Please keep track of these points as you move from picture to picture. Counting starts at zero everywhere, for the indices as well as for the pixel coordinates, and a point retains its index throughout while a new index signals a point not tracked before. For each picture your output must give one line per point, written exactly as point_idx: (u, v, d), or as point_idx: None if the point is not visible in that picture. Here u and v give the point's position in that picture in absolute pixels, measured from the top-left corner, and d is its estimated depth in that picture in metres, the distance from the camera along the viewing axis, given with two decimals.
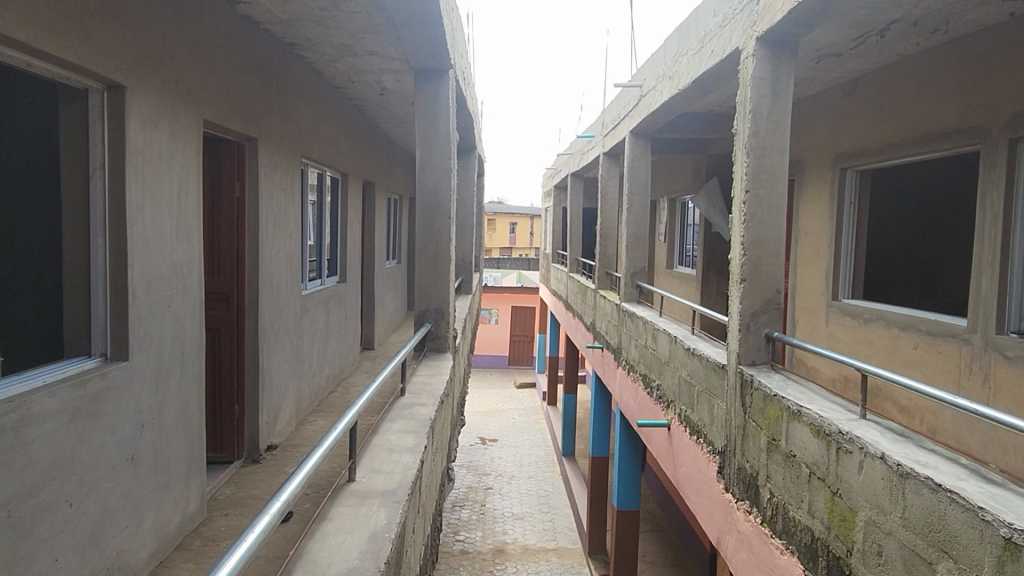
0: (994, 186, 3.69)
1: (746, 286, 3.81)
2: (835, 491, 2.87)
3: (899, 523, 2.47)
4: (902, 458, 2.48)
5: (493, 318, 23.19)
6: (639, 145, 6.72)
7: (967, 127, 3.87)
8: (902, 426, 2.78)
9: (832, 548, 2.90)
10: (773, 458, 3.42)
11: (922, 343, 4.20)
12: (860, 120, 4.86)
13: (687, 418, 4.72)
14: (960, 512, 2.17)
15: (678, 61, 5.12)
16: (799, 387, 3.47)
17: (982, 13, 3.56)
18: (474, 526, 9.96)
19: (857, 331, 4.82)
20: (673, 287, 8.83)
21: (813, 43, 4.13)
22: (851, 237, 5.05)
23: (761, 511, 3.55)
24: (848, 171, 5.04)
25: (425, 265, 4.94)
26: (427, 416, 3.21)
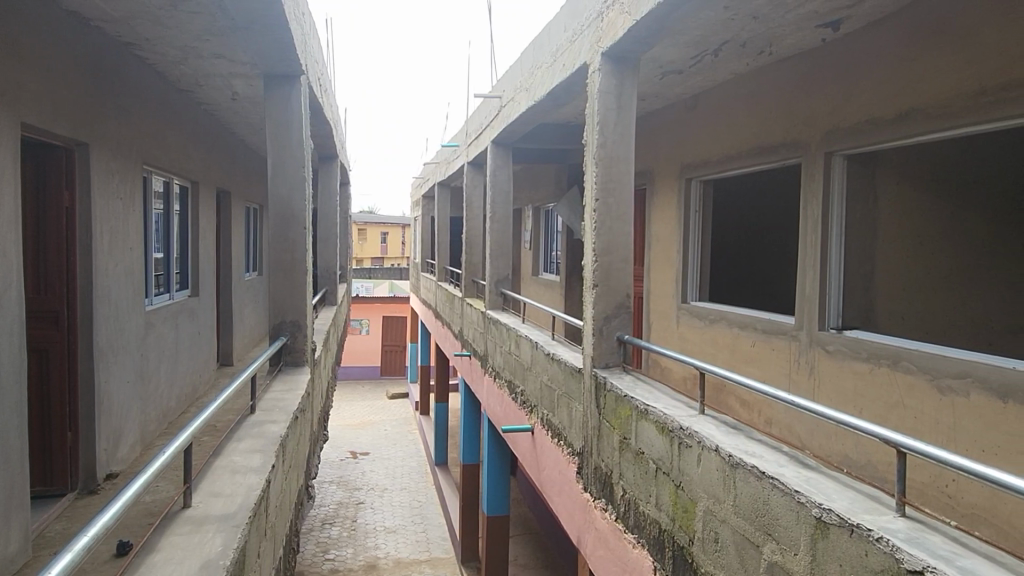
0: (812, 196, 4.04)
1: (598, 291, 3.96)
2: (678, 484, 3.03)
3: (731, 511, 2.65)
4: (733, 449, 2.66)
5: (363, 329, 22.82)
6: (500, 155, 6.83)
7: (790, 141, 4.24)
8: (735, 419, 2.99)
9: (676, 539, 3.06)
10: (624, 456, 3.57)
11: (758, 340, 4.53)
12: (701, 134, 5.19)
13: (548, 421, 4.81)
14: (780, 496, 2.36)
15: (533, 73, 5.27)
16: (647, 386, 3.64)
17: (800, 39, 3.92)
18: (344, 543, 9.69)
19: (703, 331, 5.14)
20: (539, 294, 9.03)
21: (656, 60, 4.38)
22: (696, 243, 5.36)
23: (615, 508, 3.69)
24: (692, 181, 5.36)
25: (280, 276, 4.76)
26: (277, 432, 3.10)
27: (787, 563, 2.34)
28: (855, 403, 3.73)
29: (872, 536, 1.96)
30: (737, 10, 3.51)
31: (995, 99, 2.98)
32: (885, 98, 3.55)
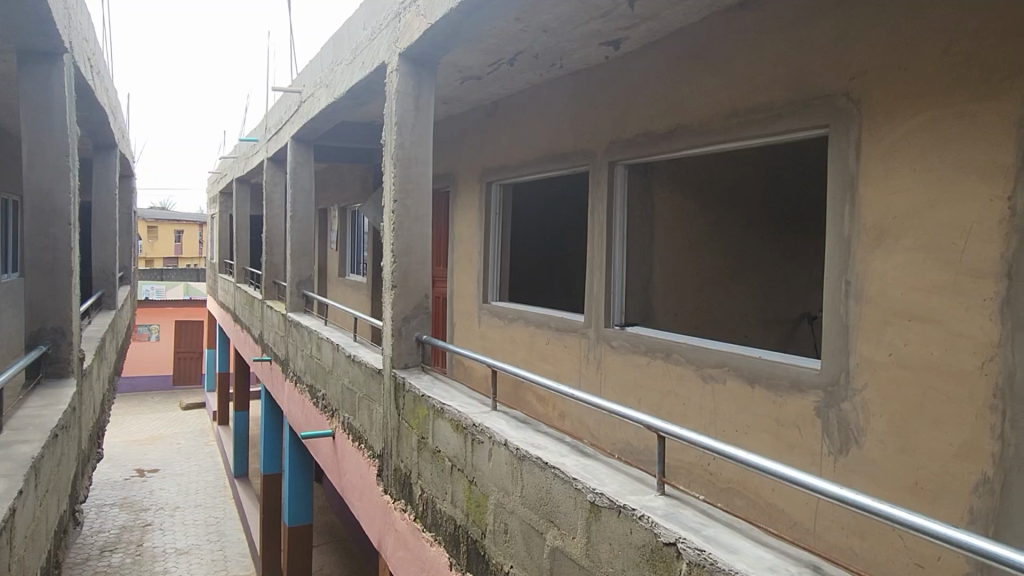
0: (599, 202, 4.32)
1: (397, 292, 3.96)
2: (471, 479, 3.11)
3: (518, 502, 2.76)
4: (520, 442, 2.78)
5: (153, 336, 20.96)
6: (302, 152, 6.57)
7: (579, 150, 4.51)
8: (524, 414, 3.12)
9: (470, 533, 3.13)
10: (422, 455, 3.60)
11: (552, 338, 4.77)
12: (501, 140, 5.36)
13: (349, 425, 4.73)
14: (561, 484, 2.50)
15: (333, 70, 5.14)
16: (444, 385, 3.70)
17: (587, 54, 4.18)
18: (128, 570, 8.85)
19: (503, 330, 5.32)
20: (345, 295, 8.84)
21: (455, 65, 4.45)
22: (497, 244, 5.54)
23: (414, 508, 3.70)
24: (493, 184, 5.52)
25: (39, 278, 4.24)
26: (29, 454, 2.76)
27: (566, 547, 2.48)
28: (635, 394, 4.04)
29: (635, 515, 2.14)
30: (528, 22, 3.66)
31: (745, 120, 3.38)
32: (659, 114, 3.89)
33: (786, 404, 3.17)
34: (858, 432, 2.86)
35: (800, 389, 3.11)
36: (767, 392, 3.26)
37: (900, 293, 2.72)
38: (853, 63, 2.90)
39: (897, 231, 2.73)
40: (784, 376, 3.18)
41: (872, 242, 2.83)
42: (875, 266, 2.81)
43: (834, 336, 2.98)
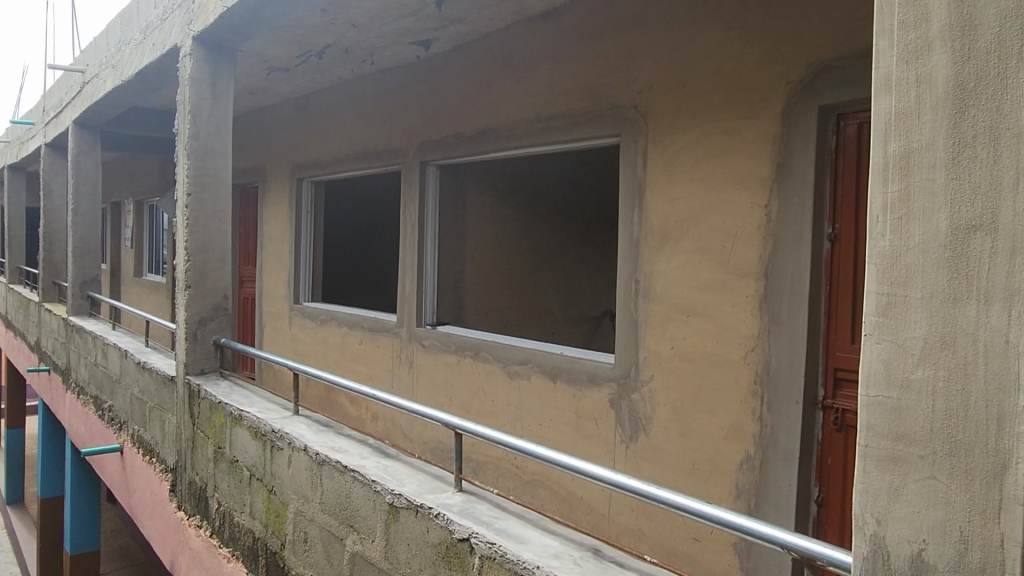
0: (411, 201, 4.29)
1: (192, 293, 3.70)
2: (270, 488, 2.97)
3: (318, 509, 2.67)
4: (320, 447, 2.69)
5: None
6: (86, 139, 5.93)
7: (391, 149, 4.46)
8: (327, 417, 3.03)
9: (269, 545, 2.99)
10: (218, 466, 3.38)
11: (365, 339, 4.68)
12: (312, 135, 5.18)
13: (139, 437, 4.33)
14: (360, 487, 2.45)
15: (121, 50, 4.69)
16: (244, 391, 3.50)
17: (398, 52, 4.14)
18: None
19: (314, 332, 5.14)
20: (141, 298, 8.12)
21: (259, 54, 4.23)
22: (308, 244, 5.35)
23: (210, 523, 3.47)
24: (304, 181, 5.32)
25: None
26: None
27: (365, 551, 2.43)
28: (446, 393, 4.07)
29: (431, 513, 2.14)
30: (335, 15, 3.55)
31: (547, 125, 3.52)
32: (469, 116, 3.95)
33: (584, 397, 3.35)
34: (646, 420, 3.09)
35: (596, 382, 3.30)
36: (567, 387, 3.42)
37: (680, 290, 2.96)
38: (641, 78, 3.12)
39: (678, 233, 2.97)
40: (581, 370, 3.35)
41: (657, 244, 3.06)
42: (659, 265, 3.05)
43: (624, 332, 3.19)
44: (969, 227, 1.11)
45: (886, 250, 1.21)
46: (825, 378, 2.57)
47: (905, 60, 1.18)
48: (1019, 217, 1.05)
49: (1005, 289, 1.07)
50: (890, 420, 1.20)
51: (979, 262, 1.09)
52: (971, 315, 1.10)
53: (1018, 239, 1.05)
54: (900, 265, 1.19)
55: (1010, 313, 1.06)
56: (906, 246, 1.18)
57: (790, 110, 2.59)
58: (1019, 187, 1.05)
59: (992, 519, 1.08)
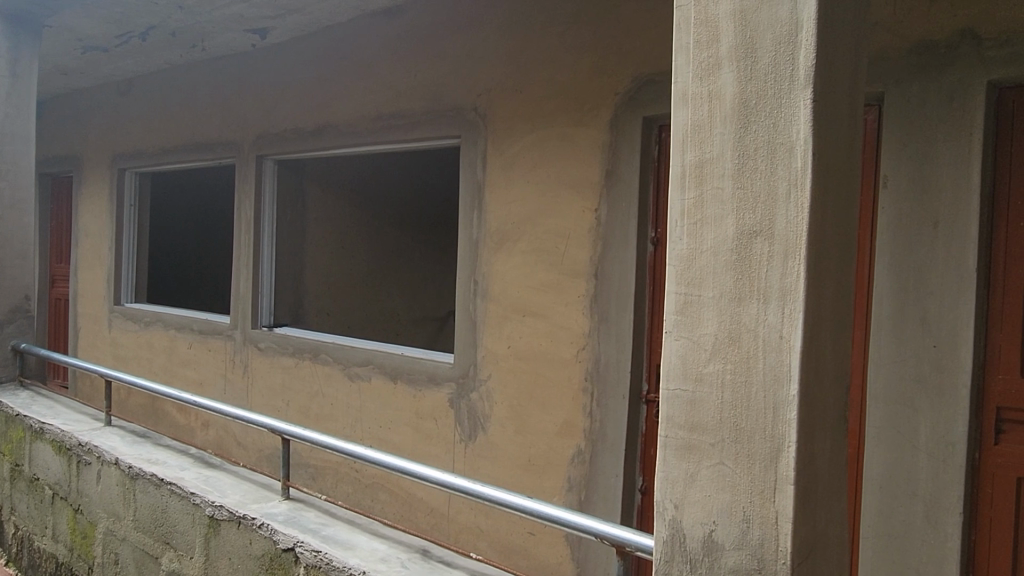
0: (245, 196, 4.04)
1: None
2: (77, 508, 2.71)
3: (131, 527, 2.47)
4: (134, 459, 2.49)
5: None
6: None
7: (225, 141, 4.22)
8: (143, 427, 2.81)
9: (74, 570, 2.72)
10: (15, 486, 3.04)
11: (195, 343, 4.39)
12: (135, 122, 4.79)
13: None
14: (177, 501, 2.29)
15: None
16: (47, 402, 3.17)
17: (231, 39, 3.91)
18: None
19: (138, 335, 4.76)
20: None
21: (70, 30, 3.84)
22: (131, 239, 4.97)
23: (6, 550, 3.11)
24: (126, 172, 4.92)
25: None
26: None
27: (182, 569, 2.28)
28: (283, 398, 3.91)
29: (254, 524, 2.04)
30: None
31: (389, 124, 3.48)
32: (308, 111, 3.81)
33: (423, 398, 3.33)
34: (483, 419, 3.13)
35: (436, 383, 3.29)
36: (407, 387, 3.39)
37: (517, 290, 3.03)
38: (481, 80, 3.15)
39: (515, 235, 3.03)
40: (421, 371, 3.34)
41: (495, 245, 3.10)
42: (497, 266, 3.10)
43: (464, 332, 3.21)
44: (750, 233, 1.21)
45: (682, 253, 1.29)
46: (649, 373, 2.73)
47: (699, 76, 1.27)
48: (791, 224, 1.17)
49: (780, 290, 1.18)
50: (686, 411, 1.28)
51: (760, 264, 1.20)
52: (754, 312, 1.21)
53: (791, 244, 1.17)
54: (694, 266, 1.27)
55: (784, 310, 1.17)
56: (700, 248, 1.27)
57: (618, 120, 2.72)
58: (790, 198, 1.17)
59: (769, 499, 1.19)
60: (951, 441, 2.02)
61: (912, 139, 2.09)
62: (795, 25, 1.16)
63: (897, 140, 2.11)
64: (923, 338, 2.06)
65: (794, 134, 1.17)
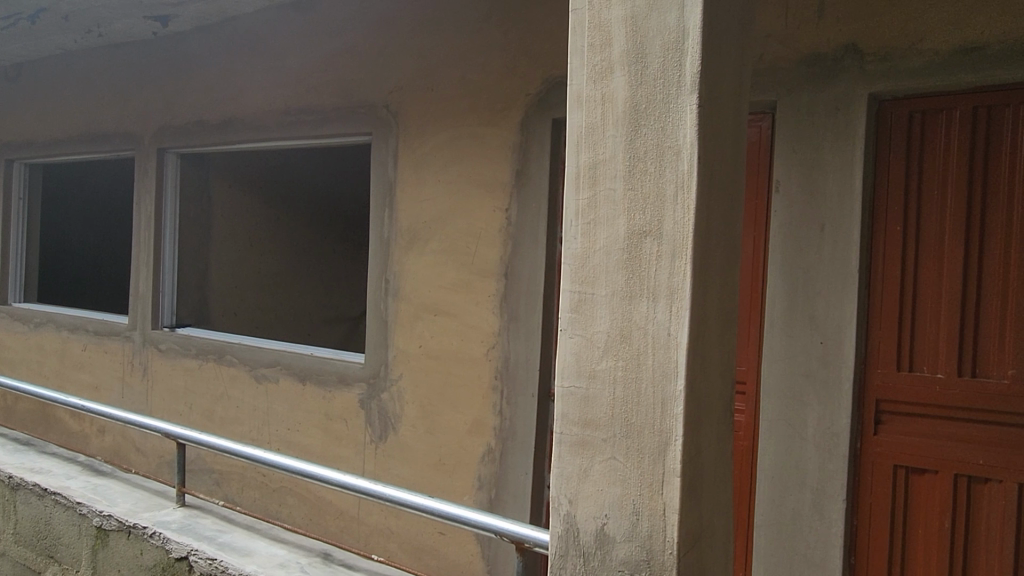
0: (145, 191, 3.87)
1: None
2: None
3: (11, 541, 2.32)
4: (15, 469, 2.34)
5: None
6: None
7: (123, 133, 4.02)
8: (27, 434, 2.64)
9: None
10: None
11: (90, 345, 4.17)
12: (24, 111, 4.51)
13: None
14: (62, 512, 2.16)
15: None
16: None
17: (130, 26, 3.72)
18: None
19: (26, 337, 4.47)
20: None
21: None
22: (20, 235, 4.66)
23: None
24: (15, 164, 4.63)
25: None
26: None
27: None
28: (185, 401, 3.76)
29: (145, 534, 1.95)
30: None
31: (298, 119, 3.39)
32: (213, 104, 3.68)
33: (333, 399, 3.27)
34: (394, 419, 3.10)
35: (346, 384, 3.24)
36: (315, 389, 3.32)
37: (428, 290, 3.01)
38: (392, 77, 3.12)
39: (426, 234, 3.01)
40: (331, 371, 3.28)
41: (407, 244, 3.08)
42: (408, 265, 3.07)
43: (374, 332, 3.17)
44: (640, 233, 1.24)
45: (576, 252, 1.32)
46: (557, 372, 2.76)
47: (593, 79, 1.30)
48: (678, 224, 1.21)
49: (668, 289, 1.21)
50: (580, 408, 1.31)
51: (649, 263, 1.23)
52: (643, 310, 1.24)
53: (678, 244, 1.21)
54: (588, 265, 1.30)
55: (672, 309, 1.21)
56: (593, 248, 1.30)
57: (528, 121, 2.75)
58: (678, 199, 1.21)
59: (657, 491, 1.23)
60: (836, 432, 2.14)
61: (801, 147, 2.19)
62: (682, 32, 1.20)
63: (788, 147, 2.21)
64: (811, 335, 2.17)
65: (681, 138, 1.21)
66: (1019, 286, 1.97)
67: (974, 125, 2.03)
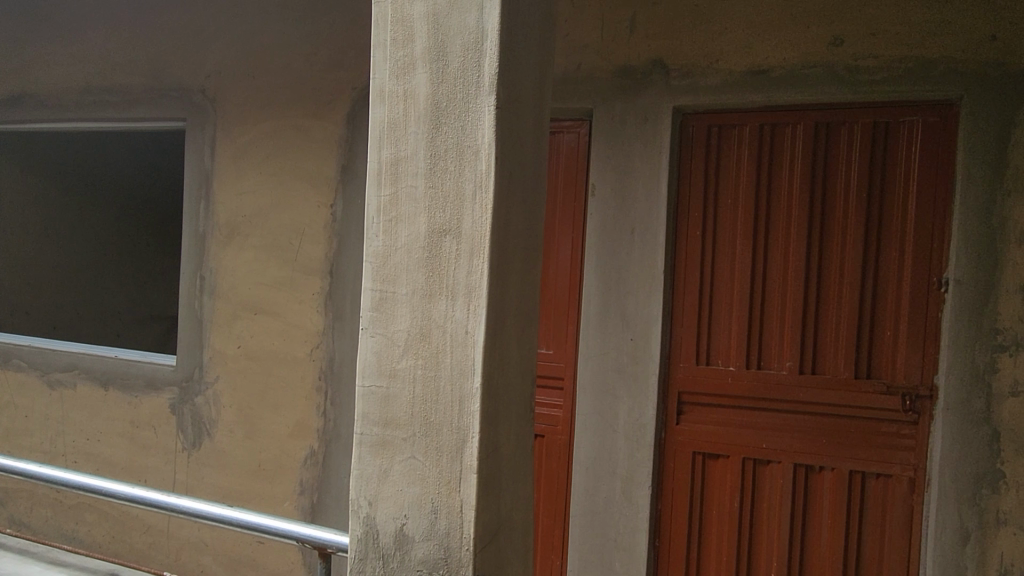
0: None
1: None
2: None
3: None
4: None
5: None
6: None
7: None
8: None
9: None
10: None
11: None
12: None
13: None
14: None
15: None
16: None
17: None
18: None
19: None
20: None
21: None
22: None
23: None
24: None
25: None
26: None
27: None
28: None
29: None
30: None
31: (102, 99, 3.10)
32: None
33: (140, 405, 3.02)
34: (209, 425, 2.91)
35: (154, 388, 3.00)
36: (120, 395, 3.05)
37: (247, 287, 2.86)
38: (209, 61, 2.93)
39: (246, 229, 2.86)
40: (138, 376, 3.02)
41: (225, 238, 2.90)
42: (226, 261, 2.90)
43: (188, 332, 2.96)
44: (441, 231, 1.24)
45: (378, 250, 1.29)
46: None
47: (395, 75, 1.28)
48: (476, 224, 1.22)
49: (466, 287, 1.22)
50: (380, 407, 1.29)
51: (448, 262, 1.24)
52: (443, 308, 1.24)
53: (476, 243, 1.22)
54: (389, 264, 1.28)
55: (469, 307, 1.22)
56: (394, 246, 1.28)
57: (354, 115, 2.69)
58: (476, 199, 1.22)
59: (454, 489, 1.23)
60: (643, 424, 2.27)
61: (614, 153, 2.31)
62: (481, 33, 1.21)
63: (603, 153, 2.32)
64: (622, 333, 2.29)
65: (479, 139, 1.22)
66: (796, 288, 2.19)
67: (761, 142, 2.23)
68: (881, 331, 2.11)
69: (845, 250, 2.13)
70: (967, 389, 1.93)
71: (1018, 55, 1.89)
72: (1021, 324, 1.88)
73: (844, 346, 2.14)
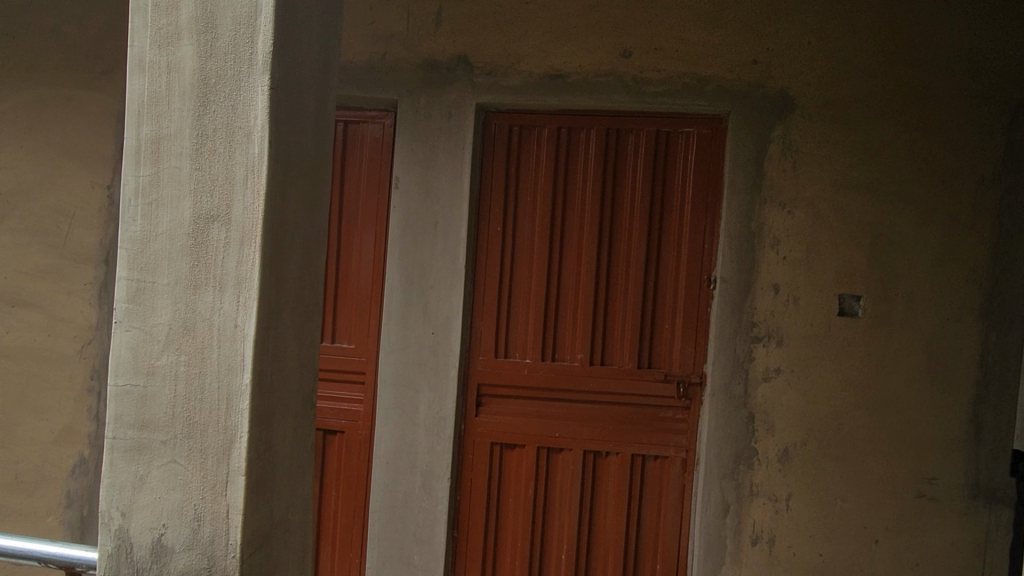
0: None
1: None
2: None
3: None
4: None
5: None
6: None
7: None
8: None
9: None
10: None
11: None
12: None
13: None
14: None
15: None
16: None
17: None
18: None
19: None
20: None
21: None
22: None
23: None
24: None
25: None
26: None
27: None
28: None
29: None
30: None
31: None
32: None
33: None
34: None
35: None
36: None
37: (3, 276, 2.51)
38: None
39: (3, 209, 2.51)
40: None
41: None
42: None
43: None
44: (207, 217, 1.16)
45: (135, 235, 1.18)
46: None
47: (158, 44, 1.17)
48: (246, 210, 1.14)
49: (235, 278, 1.15)
50: (136, 408, 1.18)
51: (216, 251, 1.15)
52: (209, 300, 1.16)
53: (246, 230, 1.14)
54: (148, 251, 1.17)
55: (238, 299, 1.15)
56: (154, 232, 1.17)
57: None
58: (247, 183, 1.14)
59: (220, 493, 1.16)
60: (442, 416, 2.28)
61: (418, 145, 2.29)
62: (254, 8, 1.14)
63: (406, 145, 2.30)
64: (423, 326, 2.29)
65: (251, 119, 1.14)
66: (588, 283, 2.30)
67: (558, 143, 2.32)
68: (660, 323, 2.28)
69: (631, 248, 2.28)
70: (729, 375, 2.14)
71: (773, 78, 2.12)
72: (773, 317, 2.12)
73: (630, 338, 2.29)
